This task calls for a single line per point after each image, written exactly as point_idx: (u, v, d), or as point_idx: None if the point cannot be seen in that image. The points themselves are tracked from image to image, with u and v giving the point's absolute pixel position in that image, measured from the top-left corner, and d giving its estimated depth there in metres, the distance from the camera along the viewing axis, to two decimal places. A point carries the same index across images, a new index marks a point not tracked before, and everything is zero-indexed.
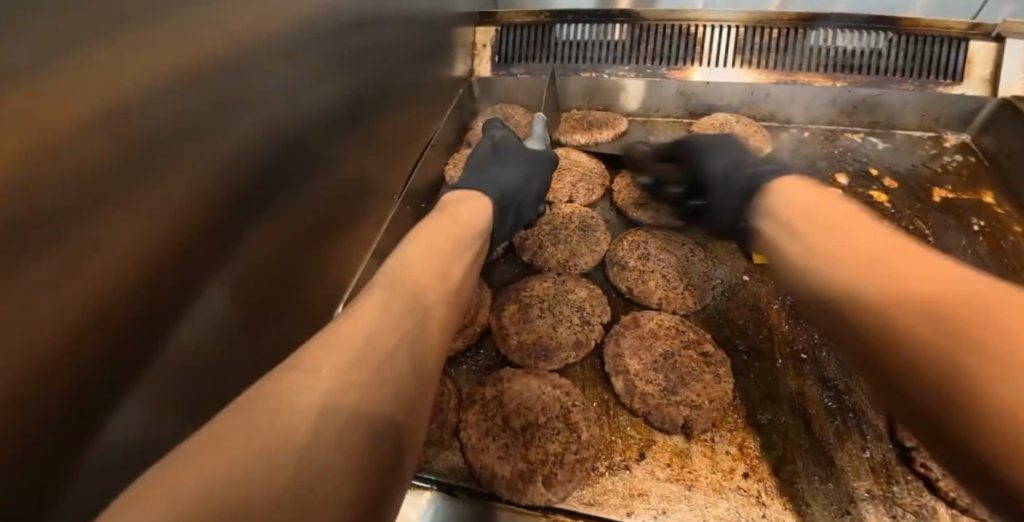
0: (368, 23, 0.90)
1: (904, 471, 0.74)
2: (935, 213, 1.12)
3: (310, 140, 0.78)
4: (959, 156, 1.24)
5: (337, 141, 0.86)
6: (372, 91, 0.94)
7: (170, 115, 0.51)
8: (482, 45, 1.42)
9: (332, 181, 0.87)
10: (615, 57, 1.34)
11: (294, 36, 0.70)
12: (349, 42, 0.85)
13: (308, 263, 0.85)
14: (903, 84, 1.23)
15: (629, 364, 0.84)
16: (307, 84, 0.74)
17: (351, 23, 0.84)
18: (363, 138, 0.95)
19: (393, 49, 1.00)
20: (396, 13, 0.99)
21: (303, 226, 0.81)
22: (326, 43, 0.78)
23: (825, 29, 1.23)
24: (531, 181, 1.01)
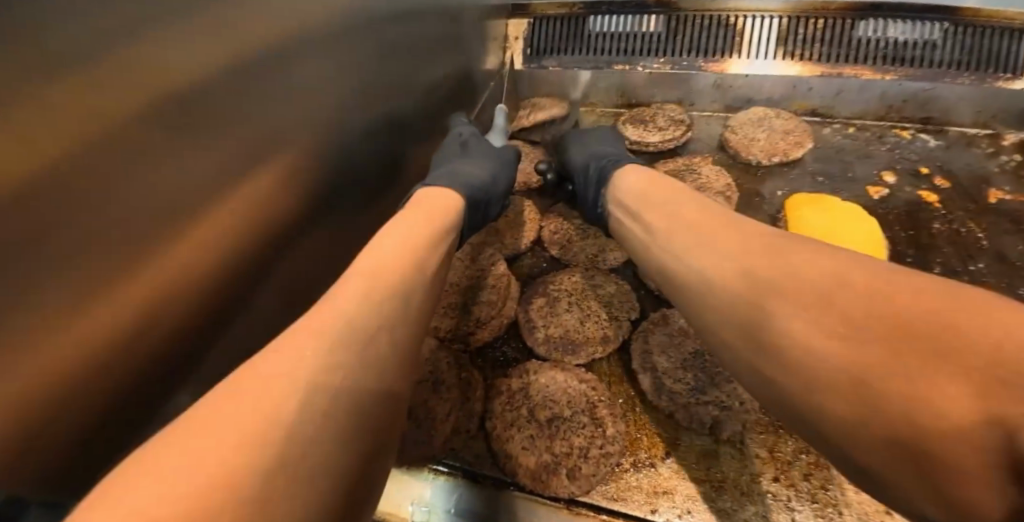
0: (403, 16, 0.91)
1: None
2: (991, 218, 1.04)
3: (344, 130, 0.80)
4: (1017, 156, 1.16)
5: (368, 133, 0.88)
6: (405, 84, 0.96)
7: (205, 105, 0.52)
8: (514, 39, 1.41)
9: (363, 173, 0.89)
10: (650, 49, 1.32)
11: (334, 30, 0.72)
12: (385, 34, 0.86)
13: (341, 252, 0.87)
14: (958, 78, 1.17)
15: (657, 362, 0.84)
16: (342, 77, 0.76)
17: (387, 15, 0.85)
18: (392, 131, 0.96)
19: (426, 43, 1.02)
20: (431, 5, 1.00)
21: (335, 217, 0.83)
22: (363, 36, 0.80)
23: (874, 20, 1.18)
24: (496, 180, 0.98)
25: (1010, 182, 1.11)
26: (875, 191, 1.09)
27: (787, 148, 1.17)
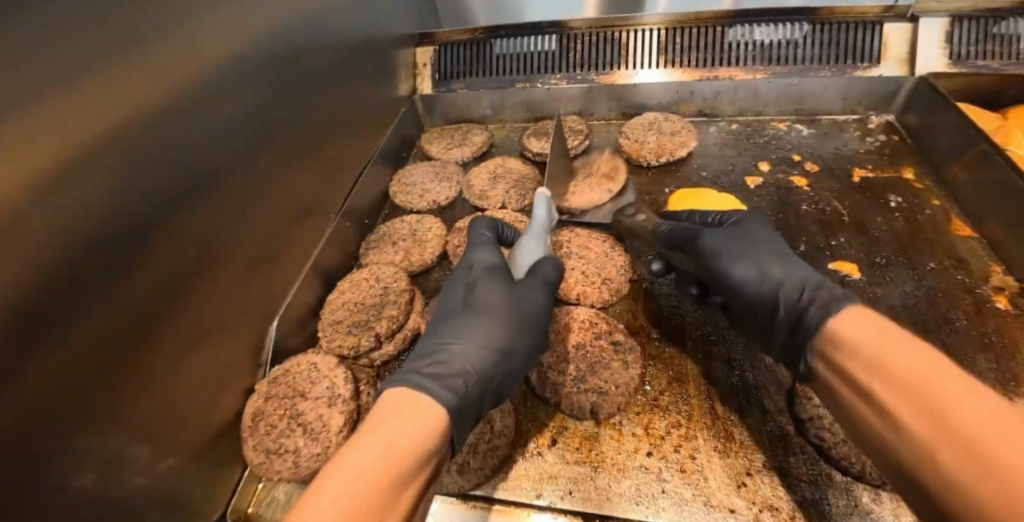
0: (289, 56, 1.03)
1: (801, 442, 0.78)
2: (854, 196, 1.14)
3: (241, 164, 0.89)
4: (884, 136, 1.29)
5: (265, 162, 0.96)
6: (289, 117, 1.03)
7: (71, 127, 0.58)
8: (422, 65, 1.49)
9: (260, 204, 0.95)
10: (548, 66, 1.41)
11: (215, 74, 0.83)
12: (273, 72, 0.98)
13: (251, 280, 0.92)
14: (821, 71, 1.28)
15: (543, 358, 0.89)
16: (227, 113, 0.86)
17: (274, 57, 0.98)
18: (291, 161, 1.04)
19: (317, 78, 1.12)
20: (303, 36, 1.06)
21: (240, 247, 0.89)
22: (246, 77, 0.90)
23: (741, 25, 1.28)
24: (512, 354, 0.74)
25: (872, 160, 1.22)
26: (750, 180, 1.19)
27: (673, 148, 1.26)
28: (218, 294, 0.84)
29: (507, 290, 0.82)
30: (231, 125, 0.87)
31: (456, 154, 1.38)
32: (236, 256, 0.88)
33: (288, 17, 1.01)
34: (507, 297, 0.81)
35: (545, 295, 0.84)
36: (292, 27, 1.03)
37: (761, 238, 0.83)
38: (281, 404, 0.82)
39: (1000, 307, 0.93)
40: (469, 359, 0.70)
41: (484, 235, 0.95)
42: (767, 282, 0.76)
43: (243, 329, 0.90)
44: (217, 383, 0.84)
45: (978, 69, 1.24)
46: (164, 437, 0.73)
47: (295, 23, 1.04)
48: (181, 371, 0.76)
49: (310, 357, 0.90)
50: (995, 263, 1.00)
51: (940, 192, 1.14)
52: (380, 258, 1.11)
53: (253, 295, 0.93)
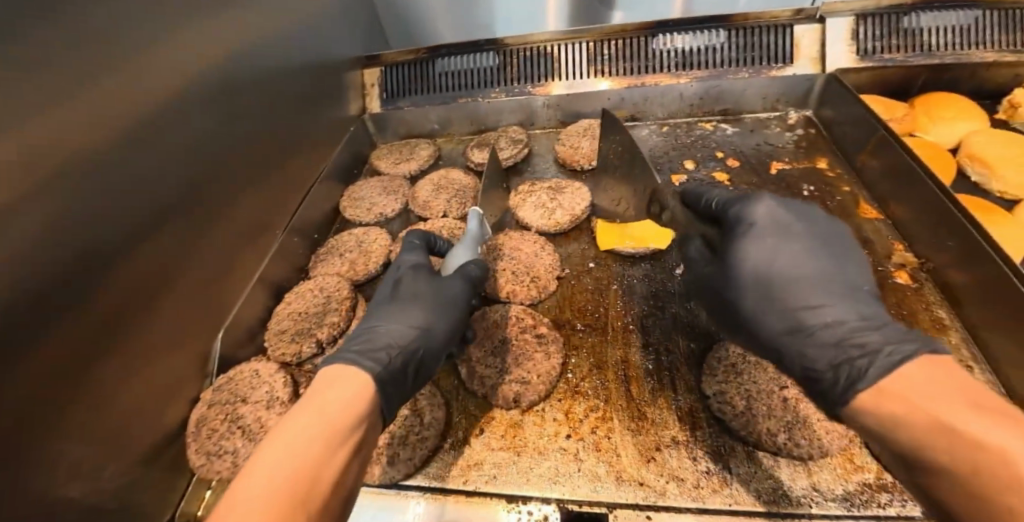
0: (238, 83, 1.10)
1: (708, 417, 0.83)
2: (770, 188, 1.22)
3: (187, 185, 0.95)
4: (802, 130, 1.38)
5: (213, 182, 1.02)
6: (236, 140, 1.09)
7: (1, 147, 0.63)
8: (370, 85, 1.57)
9: (206, 222, 1.01)
10: (488, 81, 1.49)
11: (161, 106, 0.90)
12: (219, 97, 1.04)
13: (196, 295, 0.97)
14: (739, 73, 1.36)
15: (472, 353, 0.95)
16: (173, 139, 0.92)
17: (221, 85, 1.05)
18: (240, 180, 1.11)
19: (265, 101, 1.19)
20: (246, 62, 1.13)
21: (186, 263, 0.95)
22: (193, 105, 0.97)
23: (664, 34, 1.36)
24: (434, 336, 0.81)
25: (790, 153, 1.30)
26: (674, 178, 1.27)
27: None
28: (167, 308, 0.90)
29: (430, 282, 0.88)
30: (177, 150, 0.93)
31: (402, 168, 1.45)
32: (183, 271, 0.94)
33: (233, 49, 1.08)
34: (429, 289, 0.87)
35: (462, 286, 0.89)
36: (239, 57, 1.10)
37: (813, 265, 0.72)
38: (222, 409, 0.90)
39: (901, 282, 1.00)
40: (395, 336, 0.77)
41: (412, 241, 0.99)
42: (805, 319, 0.68)
43: (191, 341, 0.95)
44: (165, 393, 0.89)
45: (884, 63, 1.32)
46: (108, 445, 0.77)
47: (240, 54, 1.11)
48: (127, 382, 0.81)
49: (254, 365, 0.97)
50: (897, 242, 1.07)
51: (850, 179, 1.22)
52: (326, 270, 1.17)
53: (200, 309, 0.98)
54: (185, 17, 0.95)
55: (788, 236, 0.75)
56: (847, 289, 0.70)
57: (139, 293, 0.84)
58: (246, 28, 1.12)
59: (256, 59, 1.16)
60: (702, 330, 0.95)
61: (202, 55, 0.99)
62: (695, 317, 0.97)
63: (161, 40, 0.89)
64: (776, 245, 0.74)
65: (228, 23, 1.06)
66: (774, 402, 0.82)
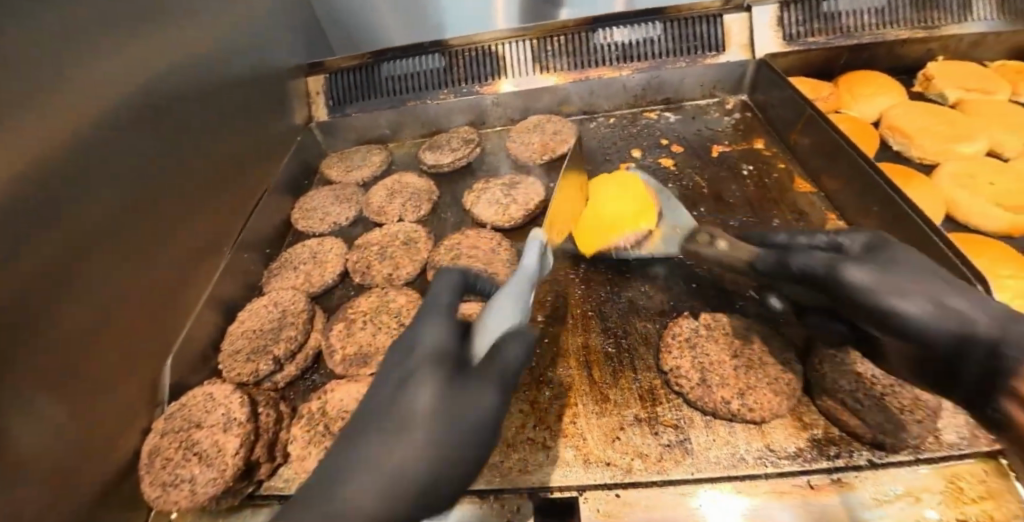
0: (176, 99, 1.07)
1: (668, 393, 0.86)
2: (713, 169, 1.27)
3: (128, 206, 0.92)
4: (739, 114, 1.44)
5: (154, 200, 0.99)
6: (176, 155, 1.06)
7: None
8: (315, 93, 1.54)
9: (147, 243, 0.96)
10: (435, 83, 1.49)
11: (92, 125, 0.86)
12: (157, 115, 1.01)
13: (139, 319, 0.93)
14: (676, 62, 1.42)
15: None
16: (112, 160, 0.90)
17: (158, 103, 1.02)
18: (184, 198, 1.07)
19: (206, 115, 1.16)
20: (181, 77, 1.09)
21: (129, 287, 0.91)
22: (129, 127, 0.94)
23: (604, 28, 1.40)
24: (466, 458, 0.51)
25: (729, 137, 1.37)
26: (623, 166, 1.31)
27: (554, 145, 1.36)
28: (108, 334, 0.85)
29: (448, 381, 0.53)
30: (111, 169, 0.89)
31: (354, 175, 1.43)
32: (126, 295, 0.90)
33: (166, 64, 1.05)
34: (437, 404, 0.50)
35: (512, 359, 0.57)
36: (176, 74, 1.08)
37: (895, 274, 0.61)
38: (176, 437, 0.86)
39: None
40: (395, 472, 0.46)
41: (439, 298, 0.64)
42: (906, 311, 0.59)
43: (138, 367, 0.91)
44: (113, 425, 0.84)
45: (809, 46, 1.40)
46: (55, 483, 0.72)
47: (177, 72, 1.08)
48: (71, 414, 0.77)
49: (207, 387, 0.93)
50: (830, 212, 1.13)
51: (786, 156, 1.28)
52: (280, 284, 1.14)
53: (145, 333, 0.94)
54: (115, 35, 0.93)
55: (893, 256, 0.65)
56: (941, 288, 0.60)
57: (81, 321, 0.80)
58: (179, 45, 1.09)
59: (194, 74, 1.13)
60: (657, 310, 0.98)
61: (136, 77, 0.97)
62: (650, 298, 1.01)
63: (91, 61, 0.87)
64: (891, 258, 0.64)
65: (157, 38, 1.03)
66: (727, 371, 0.85)
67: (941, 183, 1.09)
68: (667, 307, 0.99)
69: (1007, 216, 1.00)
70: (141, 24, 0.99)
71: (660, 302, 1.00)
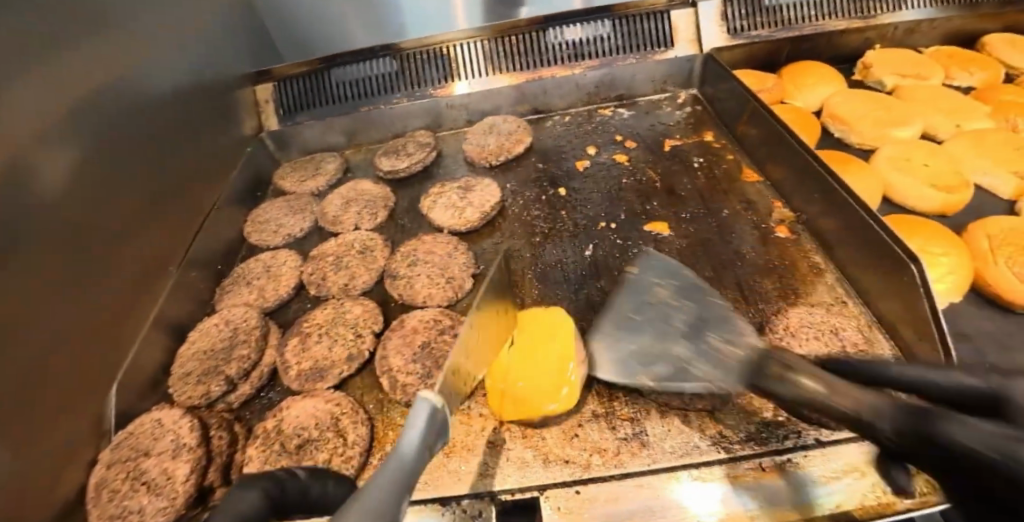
0: (114, 117, 1.02)
1: (625, 387, 0.87)
2: (665, 163, 1.29)
3: (66, 231, 0.88)
4: (689, 108, 1.47)
5: (94, 222, 0.94)
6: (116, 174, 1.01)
7: None
8: (264, 102, 1.50)
9: (88, 267, 0.92)
10: (388, 87, 1.47)
11: (24, 147, 0.82)
12: (94, 133, 0.97)
13: (83, 347, 0.88)
14: (627, 59, 1.44)
15: (392, 363, 0.92)
16: (46, 183, 0.85)
17: (94, 121, 0.97)
18: (128, 218, 1.03)
19: (148, 131, 1.12)
20: (120, 92, 1.05)
21: (70, 314, 0.87)
22: (65, 147, 0.90)
23: (555, 27, 1.41)
24: None
25: (680, 130, 1.39)
26: (579, 163, 1.32)
27: (510, 146, 1.37)
28: (50, 365, 0.81)
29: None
30: (46, 192, 0.85)
31: (308, 185, 1.40)
32: (68, 323, 0.86)
33: (103, 80, 1.01)
34: None
35: None
36: (112, 90, 1.03)
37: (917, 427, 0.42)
38: (123, 468, 0.82)
39: (783, 235, 1.08)
40: None
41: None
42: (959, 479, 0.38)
43: (84, 398, 0.86)
44: (57, 459, 0.80)
45: (753, 39, 1.44)
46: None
47: (115, 87, 1.04)
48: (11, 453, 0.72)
49: (155, 413, 0.90)
50: (777, 200, 1.16)
51: (734, 147, 1.32)
52: (232, 301, 1.11)
53: (91, 361, 0.90)
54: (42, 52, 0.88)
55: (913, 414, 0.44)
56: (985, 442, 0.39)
57: (18, 356, 0.76)
58: (115, 60, 1.05)
59: (133, 89, 1.09)
60: None
61: (68, 94, 0.92)
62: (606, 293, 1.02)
63: (17, 80, 0.83)
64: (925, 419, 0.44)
65: (90, 52, 0.99)
66: None
67: (879, 166, 1.13)
68: None
69: (940, 196, 1.04)
70: (70, 38, 0.94)
71: None
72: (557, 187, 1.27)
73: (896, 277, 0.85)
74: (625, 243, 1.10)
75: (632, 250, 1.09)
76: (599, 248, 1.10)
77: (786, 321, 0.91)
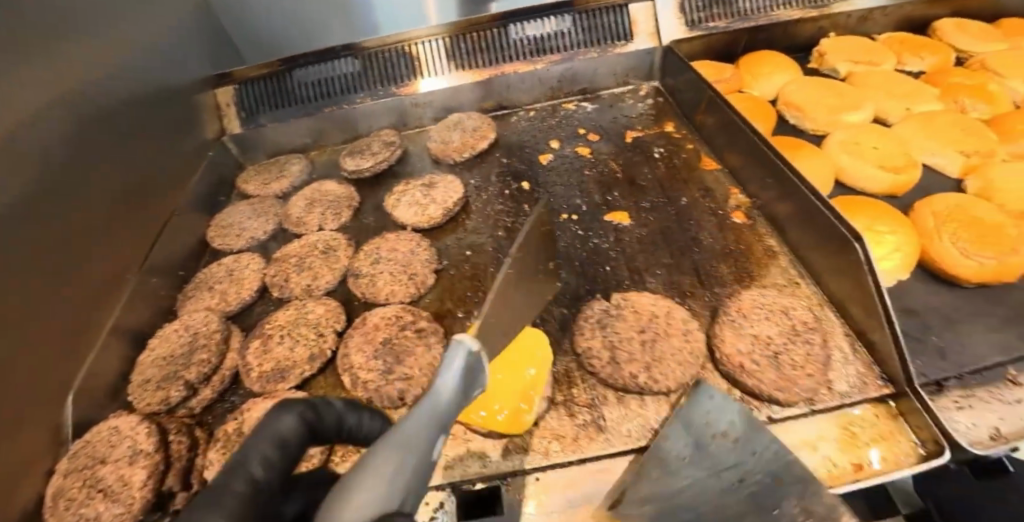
0: (75, 122, 1.01)
1: (583, 374, 0.88)
2: (626, 154, 1.31)
3: (26, 238, 0.86)
4: (651, 100, 1.49)
5: (54, 228, 0.93)
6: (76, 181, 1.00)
7: None
8: (225, 105, 1.48)
9: (47, 275, 0.90)
10: (351, 87, 1.46)
11: None
12: (58, 139, 0.96)
13: (41, 356, 0.87)
14: (588, 53, 1.45)
15: (354, 360, 0.92)
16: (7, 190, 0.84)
17: (58, 127, 0.97)
18: (88, 223, 1.02)
19: (110, 136, 1.10)
20: (82, 98, 1.04)
21: (29, 323, 0.85)
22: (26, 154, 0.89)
23: (516, 23, 1.41)
24: None
25: (641, 122, 1.41)
26: (542, 157, 1.33)
27: (474, 142, 1.37)
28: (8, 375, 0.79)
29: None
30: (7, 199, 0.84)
31: (272, 188, 1.39)
32: (26, 331, 0.84)
33: (63, 86, 0.99)
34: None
35: None
36: (76, 95, 1.02)
37: None
38: (80, 476, 0.81)
39: (739, 221, 1.10)
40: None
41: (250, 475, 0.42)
42: None
43: (41, 408, 0.85)
44: (15, 471, 0.78)
45: (711, 30, 1.46)
46: None
47: (77, 93, 1.03)
48: None
49: (112, 421, 0.89)
50: (734, 187, 1.19)
51: (693, 136, 1.34)
52: (193, 306, 1.09)
53: (50, 370, 0.88)
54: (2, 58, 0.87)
55: None
56: None
57: None
58: (75, 65, 1.03)
59: (96, 93, 1.07)
60: (573, 295, 1.01)
61: (31, 100, 0.92)
62: (567, 283, 1.03)
63: None
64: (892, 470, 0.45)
65: (51, 59, 0.98)
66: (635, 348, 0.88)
67: (831, 150, 1.16)
68: (584, 290, 1.01)
69: (889, 176, 1.07)
70: (29, 44, 0.93)
71: (576, 287, 1.02)
72: (520, 181, 1.28)
73: (842, 256, 0.88)
74: (586, 234, 1.12)
75: (591, 240, 1.10)
76: (561, 240, 1.11)
77: (739, 303, 0.93)
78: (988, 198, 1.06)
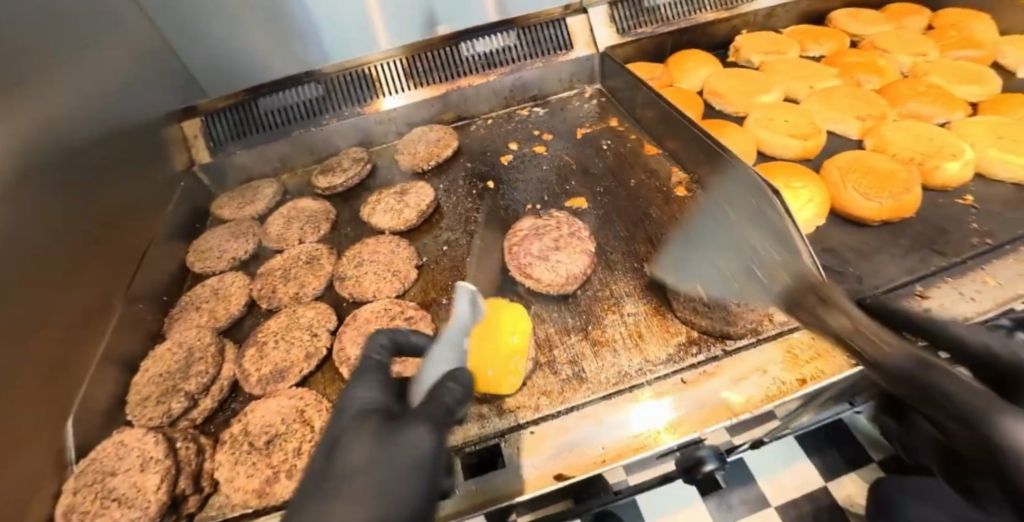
0: (50, 161, 1.04)
1: (563, 337, 0.98)
2: (579, 149, 1.45)
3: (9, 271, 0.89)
4: (595, 100, 1.64)
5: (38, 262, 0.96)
6: (57, 217, 1.03)
7: None
8: (193, 137, 1.52)
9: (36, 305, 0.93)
10: (315, 110, 1.54)
11: None
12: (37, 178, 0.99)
13: (38, 381, 0.89)
14: (534, 63, 1.60)
15: (349, 352, 0.99)
16: None
17: (37, 162, 1.00)
18: (70, 254, 1.04)
19: (85, 173, 1.14)
20: (55, 138, 1.07)
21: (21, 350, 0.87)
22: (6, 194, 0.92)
23: (466, 41, 1.54)
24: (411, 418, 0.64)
25: (589, 120, 1.56)
26: (503, 158, 1.45)
27: (439, 151, 1.47)
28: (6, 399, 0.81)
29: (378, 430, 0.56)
30: None
31: (247, 212, 1.44)
32: (19, 358, 0.86)
33: (37, 128, 1.03)
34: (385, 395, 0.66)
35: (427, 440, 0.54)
36: (51, 135, 1.06)
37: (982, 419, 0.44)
38: (91, 490, 0.83)
39: (681, 195, 1.25)
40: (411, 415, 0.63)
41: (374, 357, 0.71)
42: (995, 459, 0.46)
43: (43, 431, 0.86)
44: (24, 490, 0.80)
45: (640, 36, 1.64)
46: None
47: (51, 134, 1.06)
48: None
49: (116, 437, 0.91)
50: (674, 166, 1.34)
51: (635, 128, 1.49)
52: (183, 326, 1.12)
53: (46, 395, 0.90)
54: None
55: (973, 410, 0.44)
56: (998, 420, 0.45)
57: None
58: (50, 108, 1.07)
59: (70, 130, 1.11)
60: None
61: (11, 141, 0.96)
62: None
63: None
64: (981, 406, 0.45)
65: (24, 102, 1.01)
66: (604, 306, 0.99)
67: (752, 127, 1.33)
68: None
69: (800, 143, 1.26)
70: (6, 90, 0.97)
71: None
72: (486, 181, 1.38)
73: None
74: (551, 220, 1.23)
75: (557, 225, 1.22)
76: None
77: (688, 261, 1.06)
78: (883, 152, 1.26)
